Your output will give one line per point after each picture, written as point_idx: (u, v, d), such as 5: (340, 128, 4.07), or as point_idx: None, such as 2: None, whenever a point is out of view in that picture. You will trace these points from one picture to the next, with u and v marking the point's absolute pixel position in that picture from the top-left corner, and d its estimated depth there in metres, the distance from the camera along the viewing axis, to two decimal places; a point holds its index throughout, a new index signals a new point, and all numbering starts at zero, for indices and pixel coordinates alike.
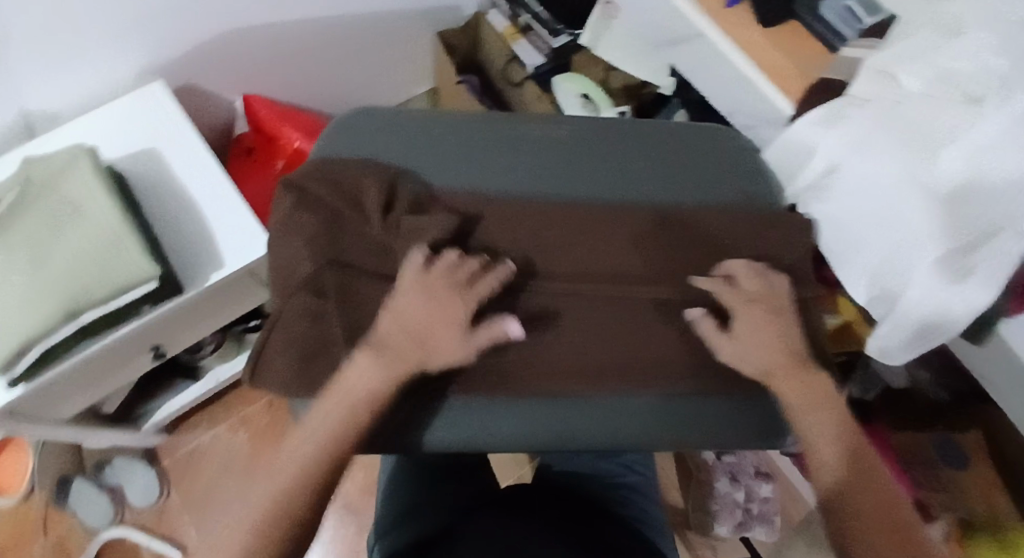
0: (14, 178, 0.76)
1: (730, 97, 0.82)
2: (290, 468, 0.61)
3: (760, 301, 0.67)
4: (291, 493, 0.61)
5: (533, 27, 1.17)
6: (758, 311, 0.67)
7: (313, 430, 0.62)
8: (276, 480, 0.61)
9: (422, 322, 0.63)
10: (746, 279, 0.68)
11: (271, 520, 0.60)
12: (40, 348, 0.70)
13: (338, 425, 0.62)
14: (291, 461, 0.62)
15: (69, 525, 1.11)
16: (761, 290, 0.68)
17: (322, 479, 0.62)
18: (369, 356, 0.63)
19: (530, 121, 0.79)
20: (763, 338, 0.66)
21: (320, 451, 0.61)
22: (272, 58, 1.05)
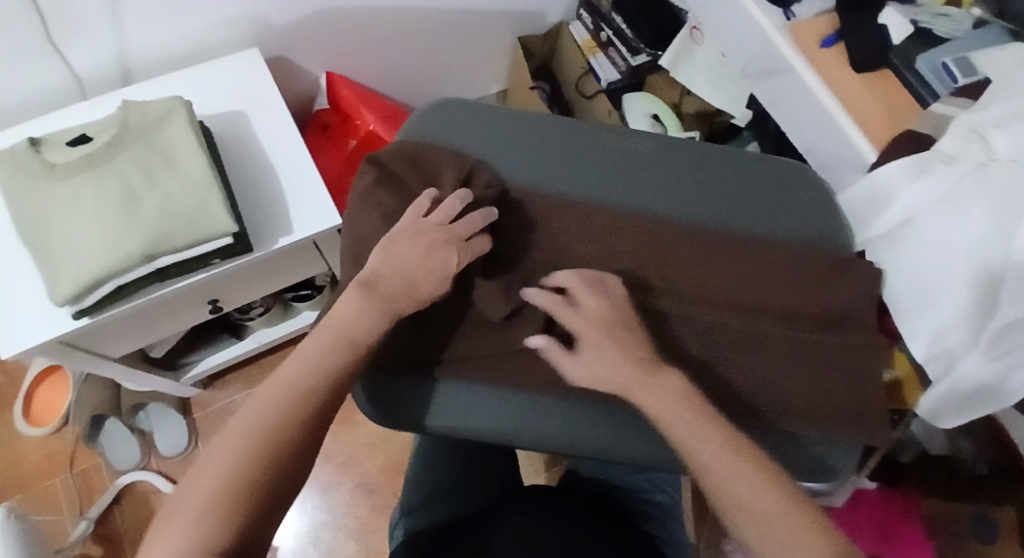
0: (112, 119, 0.80)
1: (813, 137, 0.82)
2: (264, 404, 0.52)
3: (593, 321, 0.62)
4: (267, 429, 0.51)
5: (613, 43, 1.15)
6: (593, 330, 0.62)
7: (297, 361, 0.56)
8: (246, 419, 0.52)
9: (414, 264, 0.62)
10: (582, 293, 0.64)
11: (244, 461, 0.49)
12: (112, 284, 0.75)
13: (325, 353, 0.56)
14: (268, 397, 0.53)
15: (95, 462, 1.13)
16: (601, 308, 0.63)
17: (305, 413, 0.53)
18: (367, 301, 0.60)
19: (611, 134, 0.81)
20: (605, 356, 0.60)
21: (303, 379, 0.54)
22: (362, 42, 1.07)
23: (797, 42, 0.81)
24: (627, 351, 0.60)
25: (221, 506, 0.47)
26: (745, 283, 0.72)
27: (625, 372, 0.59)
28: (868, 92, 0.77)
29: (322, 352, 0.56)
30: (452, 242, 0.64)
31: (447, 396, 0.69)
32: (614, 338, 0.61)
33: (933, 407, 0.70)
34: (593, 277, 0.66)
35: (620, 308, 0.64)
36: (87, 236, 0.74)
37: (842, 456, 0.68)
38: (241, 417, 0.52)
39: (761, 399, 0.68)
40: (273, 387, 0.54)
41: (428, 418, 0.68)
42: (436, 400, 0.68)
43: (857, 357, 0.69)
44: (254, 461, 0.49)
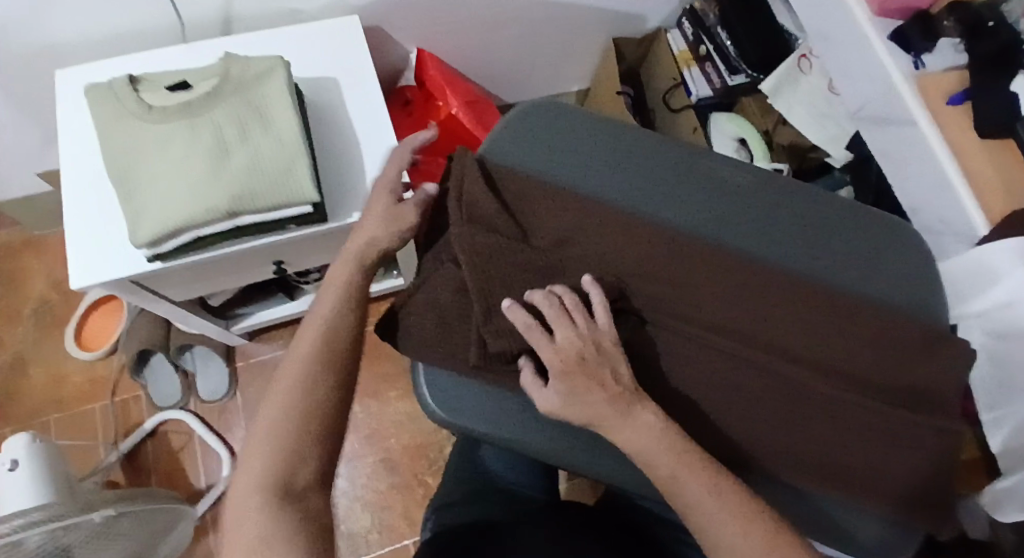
0: (213, 69, 0.79)
1: (923, 197, 0.79)
2: (303, 352, 0.61)
3: (562, 356, 0.61)
4: (311, 369, 0.60)
5: (711, 58, 1.12)
6: (559, 364, 0.60)
7: (321, 311, 0.64)
8: (293, 366, 0.60)
9: (373, 224, 0.68)
10: (554, 322, 0.62)
11: (302, 387, 0.59)
12: (190, 235, 0.75)
13: (343, 292, 0.65)
14: (304, 346, 0.61)
15: (136, 393, 1.15)
16: (572, 342, 0.61)
17: (338, 351, 0.62)
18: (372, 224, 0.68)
19: (719, 162, 0.79)
20: (573, 385, 0.60)
21: (329, 321, 0.63)
22: (459, 23, 1.05)
23: (925, 97, 0.77)
24: (597, 376, 0.60)
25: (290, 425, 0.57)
26: (824, 342, 0.70)
27: (601, 402, 0.59)
28: (990, 162, 0.73)
29: (340, 294, 0.65)
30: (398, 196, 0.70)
31: (460, 393, 0.65)
32: (580, 375, 0.60)
33: (1001, 494, 0.71)
34: (571, 304, 0.64)
35: (594, 340, 0.62)
36: (174, 183, 0.74)
37: (887, 533, 0.67)
38: (287, 367, 0.60)
39: (819, 464, 0.66)
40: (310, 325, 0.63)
41: (434, 406, 0.65)
42: (468, 403, 0.65)
43: (931, 435, 0.67)
44: (306, 399, 0.58)
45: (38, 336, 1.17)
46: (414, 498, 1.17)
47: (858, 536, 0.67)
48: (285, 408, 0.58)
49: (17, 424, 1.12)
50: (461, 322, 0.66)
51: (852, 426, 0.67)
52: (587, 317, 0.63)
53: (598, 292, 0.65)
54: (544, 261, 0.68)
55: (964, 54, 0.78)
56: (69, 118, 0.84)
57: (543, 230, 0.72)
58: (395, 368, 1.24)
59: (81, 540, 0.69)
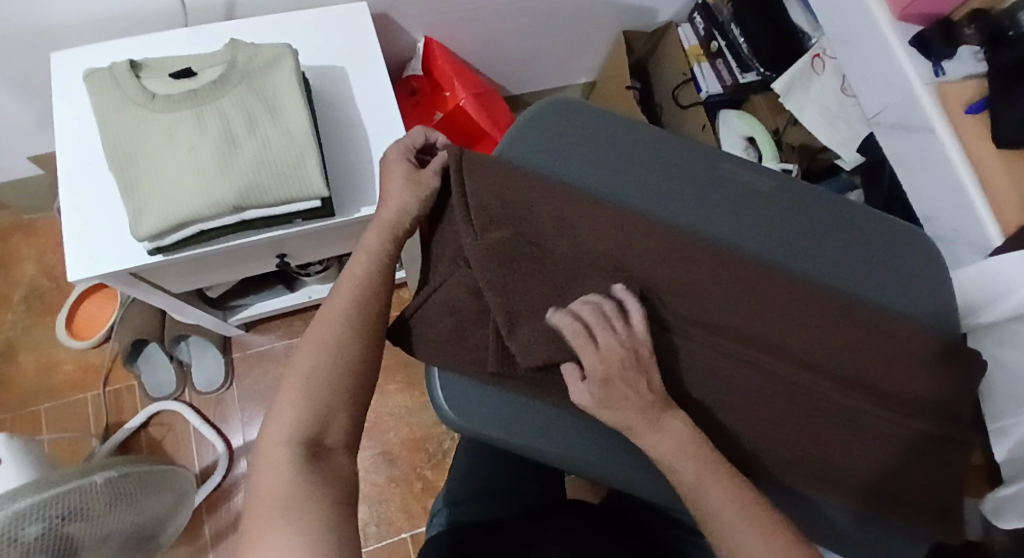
0: (219, 56, 0.77)
1: (939, 206, 0.79)
2: (336, 314, 0.63)
3: (606, 364, 0.59)
4: (343, 332, 0.61)
5: (723, 54, 1.11)
6: (601, 371, 0.59)
7: (352, 278, 0.65)
8: (324, 328, 0.62)
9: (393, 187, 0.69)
10: (597, 329, 0.61)
11: (328, 353, 0.60)
12: (195, 228, 0.74)
13: (374, 260, 0.66)
14: (337, 309, 0.63)
15: (129, 384, 1.13)
16: (615, 350, 0.60)
17: (370, 318, 0.63)
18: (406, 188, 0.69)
19: (736, 164, 0.78)
20: (612, 391, 0.59)
21: (361, 288, 0.64)
22: (470, 13, 1.03)
23: (942, 108, 0.77)
24: (641, 386, 0.60)
25: (314, 388, 0.59)
26: (842, 352, 0.69)
27: (634, 410, 0.59)
28: (1008, 176, 0.73)
29: (371, 260, 0.66)
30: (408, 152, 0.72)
31: (474, 395, 0.64)
32: (622, 384, 0.59)
33: (1002, 502, 0.72)
34: (609, 311, 0.62)
35: (634, 347, 0.61)
36: (179, 174, 0.72)
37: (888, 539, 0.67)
38: (319, 327, 0.62)
39: (838, 475, 0.65)
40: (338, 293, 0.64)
41: (445, 407, 0.64)
42: (480, 405, 0.64)
43: (935, 446, 0.67)
44: (336, 363, 0.60)
45: (29, 321, 1.15)
46: (413, 492, 1.17)
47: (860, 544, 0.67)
48: (315, 369, 0.59)
49: (7, 412, 1.10)
50: (479, 326, 0.65)
51: (864, 435, 0.66)
52: (624, 323, 0.62)
53: (629, 299, 0.64)
54: (567, 266, 0.67)
55: (984, 64, 0.77)
56: (69, 103, 0.81)
57: (558, 227, 0.68)
58: (395, 360, 1.23)
59: (94, 507, 0.69)
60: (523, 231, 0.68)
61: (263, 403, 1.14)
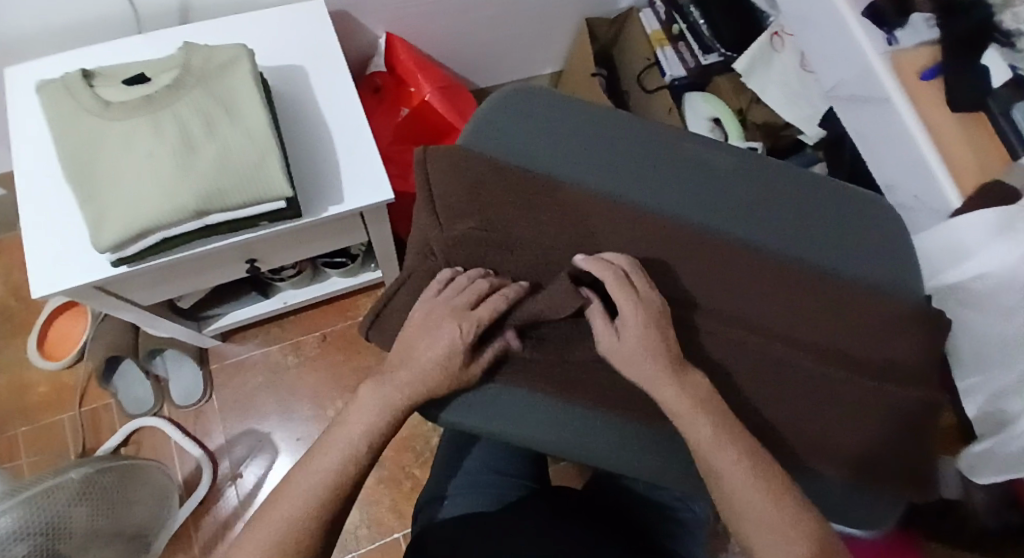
0: (174, 60, 0.76)
1: (898, 173, 0.80)
2: (321, 467, 0.56)
3: (641, 311, 0.61)
4: (317, 501, 0.55)
5: (685, 37, 1.11)
6: (630, 317, 0.60)
7: (347, 433, 0.58)
8: (304, 482, 0.55)
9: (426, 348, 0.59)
10: (635, 274, 0.63)
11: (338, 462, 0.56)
12: (158, 236, 0.73)
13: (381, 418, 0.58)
14: (324, 465, 0.56)
15: (105, 402, 1.11)
16: (652, 299, 0.62)
17: (347, 490, 0.56)
18: (436, 350, 0.59)
19: (696, 142, 0.78)
20: (642, 343, 0.59)
21: (355, 449, 0.57)
22: (429, 6, 1.04)
23: (896, 75, 0.78)
24: (662, 344, 0.59)
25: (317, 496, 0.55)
26: (809, 321, 0.69)
27: (649, 367, 0.59)
28: (962, 139, 0.74)
29: (378, 415, 0.58)
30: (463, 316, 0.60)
31: (471, 394, 0.64)
32: (656, 329, 0.60)
33: (976, 459, 0.73)
34: (632, 265, 0.64)
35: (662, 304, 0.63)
36: (138, 181, 0.71)
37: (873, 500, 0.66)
38: (298, 478, 0.56)
39: (815, 441, 0.66)
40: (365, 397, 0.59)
41: (441, 411, 0.64)
42: (479, 402, 0.64)
43: (914, 409, 0.66)
44: (304, 532, 0.54)
45: None
46: (401, 491, 1.16)
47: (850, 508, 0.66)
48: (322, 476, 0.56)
49: None
50: None
51: (840, 400, 0.66)
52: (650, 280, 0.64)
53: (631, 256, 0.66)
54: (548, 244, 0.68)
55: (937, 29, 0.79)
56: (23, 115, 0.80)
57: (533, 210, 0.69)
58: None
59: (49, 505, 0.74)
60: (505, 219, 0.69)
61: (244, 412, 1.13)
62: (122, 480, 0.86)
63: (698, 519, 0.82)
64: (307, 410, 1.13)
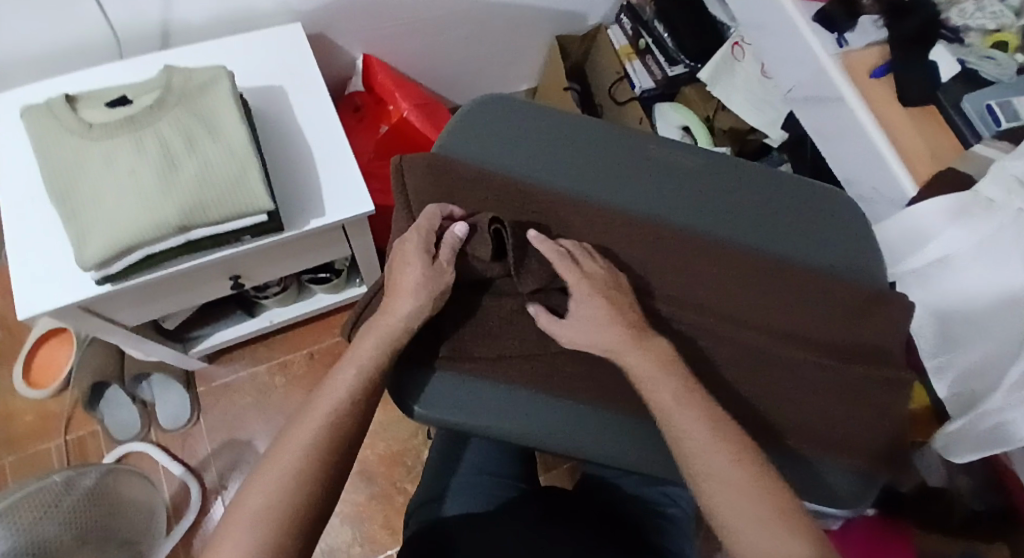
0: (155, 82, 0.79)
1: (856, 168, 0.83)
2: (310, 427, 0.57)
3: (591, 282, 0.65)
4: (312, 455, 0.55)
5: (651, 51, 1.16)
6: (584, 288, 0.64)
7: (329, 401, 0.59)
8: (295, 442, 0.56)
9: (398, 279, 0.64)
10: (579, 254, 0.68)
11: (326, 423, 0.57)
12: (142, 252, 0.74)
13: (365, 373, 0.60)
14: (312, 428, 0.57)
15: (91, 428, 1.11)
16: (601, 272, 0.67)
17: (337, 448, 0.57)
18: (405, 294, 0.63)
19: (663, 144, 0.81)
20: (596, 312, 0.64)
21: (343, 406, 0.58)
22: (404, 27, 1.08)
23: (848, 72, 0.82)
24: (624, 313, 0.64)
25: (307, 454, 0.55)
26: (779, 311, 0.72)
27: (612, 331, 0.62)
28: (915, 131, 0.78)
29: (355, 383, 0.60)
30: (422, 246, 0.64)
31: (442, 385, 0.67)
32: (614, 298, 0.65)
33: (951, 438, 0.71)
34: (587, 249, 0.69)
35: (615, 277, 0.67)
36: (121, 199, 0.73)
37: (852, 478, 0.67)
38: (287, 440, 0.56)
39: (792, 424, 0.67)
40: (346, 366, 0.61)
41: (415, 405, 0.66)
42: (451, 393, 0.66)
43: (880, 390, 0.68)
44: (304, 487, 0.54)
45: None
46: (394, 506, 1.16)
47: (834, 489, 0.67)
48: (310, 439, 0.56)
49: None
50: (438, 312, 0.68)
51: (812, 384, 0.68)
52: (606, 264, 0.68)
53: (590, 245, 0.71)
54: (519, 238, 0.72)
55: (884, 30, 0.84)
56: (7, 139, 0.82)
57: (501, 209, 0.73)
58: None
59: (31, 524, 0.75)
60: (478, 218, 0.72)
61: (232, 434, 1.13)
62: (102, 496, 0.87)
63: (684, 512, 0.83)
64: None
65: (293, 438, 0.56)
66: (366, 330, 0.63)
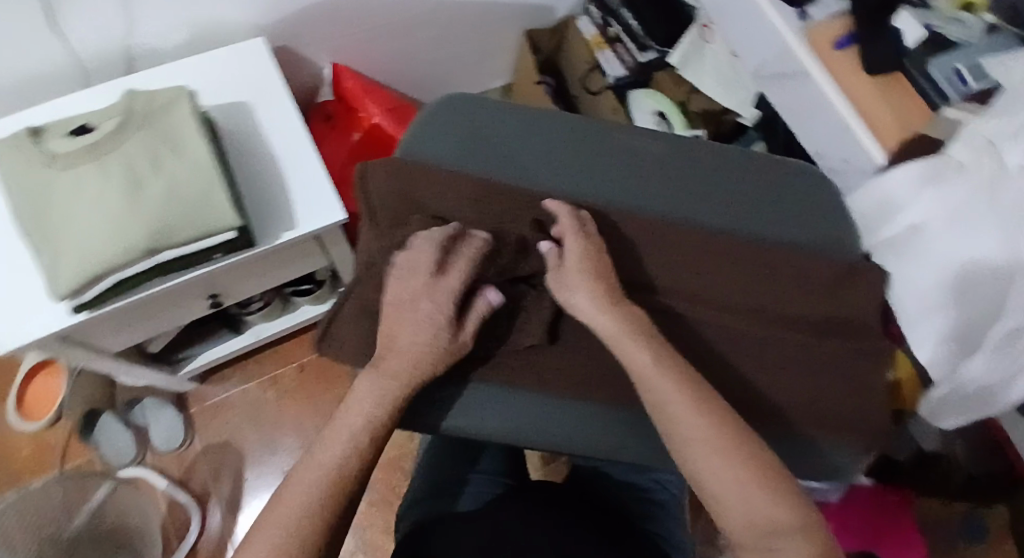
0: (117, 108, 0.78)
1: (826, 141, 0.83)
2: (313, 477, 0.55)
3: (582, 254, 0.66)
4: (318, 506, 0.53)
5: (621, 39, 1.17)
6: (578, 259, 0.65)
7: (331, 446, 0.57)
8: (300, 490, 0.54)
9: (418, 332, 0.62)
10: (568, 230, 0.67)
11: (328, 471, 0.55)
12: (111, 278, 0.73)
13: (373, 417, 0.59)
14: (312, 475, 0.55)
15: (88, 457, 1.11)
16: (584, 246, 0.66)
17: (342, 498, 0.55)
18: (428, 339, 0.62)
19: (631, 130, 0.81)
20: (582, 278, 0.64)
21: (348, 451, 0.56)
22: (370, 33, 1.08)
23: (810, 45, 0.81)
24: (602, 286, 0.64)
25: (310, 505, 0.53)
26: (755, 286, 0.71)
27: (588, 303, 0.63)
28: (881, 98, 0.77)
29: (358, 432, 0.58)
30: (445, 306, 0.63)
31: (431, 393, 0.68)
32: (600, 270, 0.65)
33: (934, 405, 0.72)
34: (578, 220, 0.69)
35: (601, 249, 0.67)
36: (87, 226, 0.72)
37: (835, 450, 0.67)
38: (285, 494, 0.54)
39: (772, 402, 0.67)
40: (353, 411, 0.59)
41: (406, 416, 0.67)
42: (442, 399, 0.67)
43: (863, 363, 0.68)
44: (309, 538, 0.52)
45: None
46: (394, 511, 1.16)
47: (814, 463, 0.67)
48: (311, 486, 0.54)
49: None
50: None
51: (792, 359, 0.68)
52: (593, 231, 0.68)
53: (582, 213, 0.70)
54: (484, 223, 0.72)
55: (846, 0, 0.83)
56: None
57: (462, 202, 0.72)
58: None
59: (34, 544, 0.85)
60: (444, 214, 0.72)
61: (229, 451, 1.13)
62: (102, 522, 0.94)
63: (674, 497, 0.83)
64: (290, 441, 1.14)
65: (295, 485, 0.54)
66: (375, 370, 0.61)
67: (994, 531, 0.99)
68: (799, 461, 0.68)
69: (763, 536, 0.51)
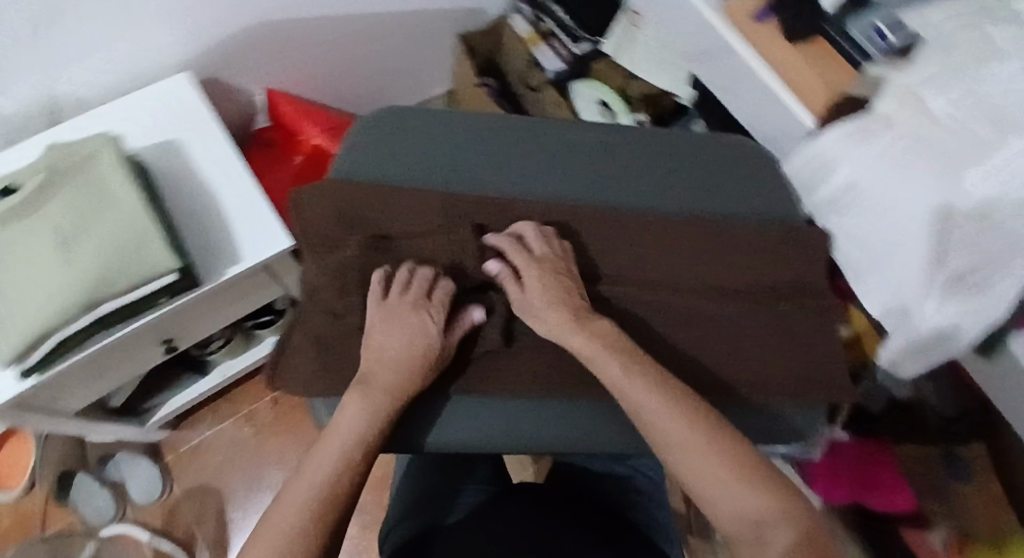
0: (39, 165, 0.77)
1: (757, 111, 0.83)
2: (298, 504, 0.53)
3: (541, 263, 0.67)
4: (304, 533, 0.52)
5: (555, 33, 1.17)
6: (536, 269, 0.66)
7: (313, 473, 0.55)
8: (285, 517, 0.52)
9: (401, 348, 0.63)
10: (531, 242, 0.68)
11: (315, 496, 0.54)
12: (52, 340, 0.70)
13: (360, 438, 0.58)
14: (296, 502, 0.53)
15: (66, 520, 1.09)
16: (546, 254, 0.68)
17: (331, 523, 0.53)
18: (412, 356, 0.63)
19: (565, 123, 0.81)
20: (546, 285, 0.65)
21: (333, 476, 0.55)
22: (299, 55, 1.06)
23: (729, 18, 0.82)
24: (563, 294, 0.65)
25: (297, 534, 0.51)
26: (703, 263, 0.71)
27: (553, 312, 0.64)
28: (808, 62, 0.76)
29: (343, 457, 0.56)
30: (427, 322, 0.64)
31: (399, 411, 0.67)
32: (558, 277, 0.66)
33: (891, 354, 0.73)
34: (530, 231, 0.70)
35: (564, 260, 0.68)
36: (24, 289, 0.71)
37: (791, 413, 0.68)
38: (269, 525, 0.52)
39: (733, 377, 0.67)
40: (337, 435, 0.58)
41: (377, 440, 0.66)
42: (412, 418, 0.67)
43: (818, 329, 0.70)
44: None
45: None
46: None
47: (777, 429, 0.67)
48: (295, 514, 0.52)
49: None
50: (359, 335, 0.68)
51: (746, 331, 0.69)
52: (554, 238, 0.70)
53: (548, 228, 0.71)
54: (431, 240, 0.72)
55: None
56: None
57: (407, 220, 0.72)
58: None
59: None
60: (391, 233, 0.71)
61: (211, 494, 1.12)
62: None
63: (655, 481, 0.83)
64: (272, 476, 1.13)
65: (279, 515, 0.53)
66: (355, 393, 0.60)
67: (977, 471, 1.00)
68: (767, 432, 0.68)
69: (744, 522, 0.51)
